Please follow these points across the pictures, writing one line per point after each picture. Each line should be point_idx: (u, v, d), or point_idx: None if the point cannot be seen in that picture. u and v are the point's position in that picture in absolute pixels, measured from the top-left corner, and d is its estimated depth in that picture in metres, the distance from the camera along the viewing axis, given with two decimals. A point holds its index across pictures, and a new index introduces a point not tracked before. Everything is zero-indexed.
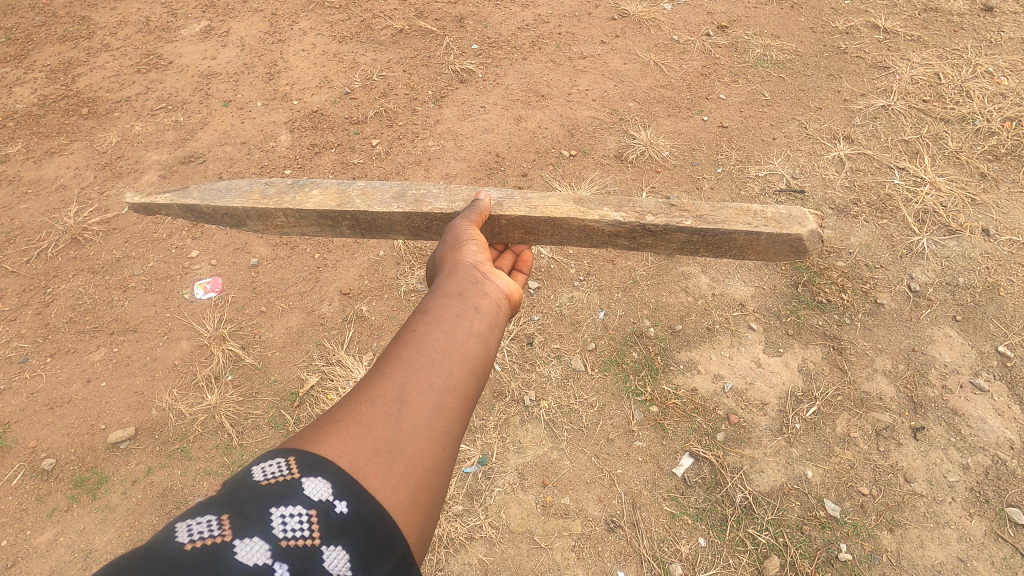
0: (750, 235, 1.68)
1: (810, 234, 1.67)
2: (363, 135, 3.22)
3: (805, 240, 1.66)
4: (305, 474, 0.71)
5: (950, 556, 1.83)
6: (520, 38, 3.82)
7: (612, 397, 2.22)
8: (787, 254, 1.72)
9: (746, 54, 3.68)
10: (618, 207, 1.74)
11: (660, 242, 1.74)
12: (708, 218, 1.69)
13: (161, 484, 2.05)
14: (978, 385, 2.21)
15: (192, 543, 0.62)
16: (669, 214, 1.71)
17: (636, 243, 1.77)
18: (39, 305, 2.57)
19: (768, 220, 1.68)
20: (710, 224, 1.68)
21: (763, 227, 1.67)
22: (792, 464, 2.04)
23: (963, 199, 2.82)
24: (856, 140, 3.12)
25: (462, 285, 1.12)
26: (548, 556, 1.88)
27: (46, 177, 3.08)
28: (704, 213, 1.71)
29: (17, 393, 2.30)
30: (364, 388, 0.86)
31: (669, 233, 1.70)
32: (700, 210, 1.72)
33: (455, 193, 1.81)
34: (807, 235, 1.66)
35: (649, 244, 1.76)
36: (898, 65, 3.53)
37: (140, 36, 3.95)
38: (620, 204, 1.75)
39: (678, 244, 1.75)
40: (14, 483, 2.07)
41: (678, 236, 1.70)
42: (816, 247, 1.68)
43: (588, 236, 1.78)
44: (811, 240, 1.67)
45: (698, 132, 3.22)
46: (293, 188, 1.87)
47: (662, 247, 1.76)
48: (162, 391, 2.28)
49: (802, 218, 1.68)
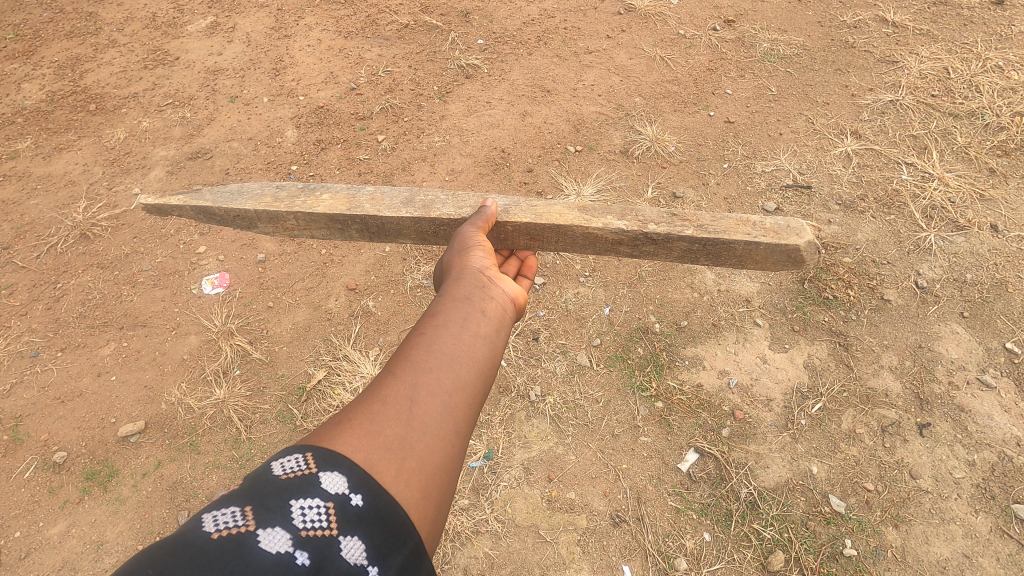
0: (750, 246, 1.67)
1: (807, 245, 1.67)
2: (369, 131, 3.23)
3: (809, 244, 1.66)
4: (322, 469, 0.72)
5: (955, 552, 1.84)
6: (525, 33, 3.80)
7: (617, 393, 2.23)
8: (786, 264, 1.73)
9: (753, 49, 3.66)
10: (622, 214, 1.74)
11: (662, 250, 1.74)
12: (708, 227, 1.69)
13: (170, 477, 2.08)
14: (984, 381, 2.20)
15: (218, 532, 0.63)
16: (671, 222, 1.70)
17: (638, 250, 1.77)
18: (49, 299, 2.59)
19: (767, 230, 1.68)
20: (710, 233, 1.68)
21: (763, 238, 1.67)
22: (798, 460, 2.05)
23: (972, 194, 2.80)
24: (864, 135, 3.11)
25: (469, 290, 1.12)
26: (553, 551, 1.89)
27: (55, 173, 3.11)
28: (705, 222, 1.71)
29: (29, 386, 2.32)
30: (375, 388, 0.87)
31: (671, 241, 1.71)
32: (701, 219, 1.72)
33: (463, 198, 1.81)
34: (804, 246, 1.66)
35: (651, 252, 1.76)
36: (906, 60, 3.50)
37: (146, 32, 3.96)
38: (623, 213, 1.74)
39: (679, 253, 1.75)
40: (26, 476, 2.09)
41: (679, 245, 1.71)
42: (813, 258, 1.69)
43: (591, 243, 1.78)
44: (808, 251, 1.67)
45: (704, 127, 3.21)
46: (304, 192, 1.88)
47: (663, 255, 1.76)
48: (172, 386, 2.30)
49: (800, 229, 1.68)
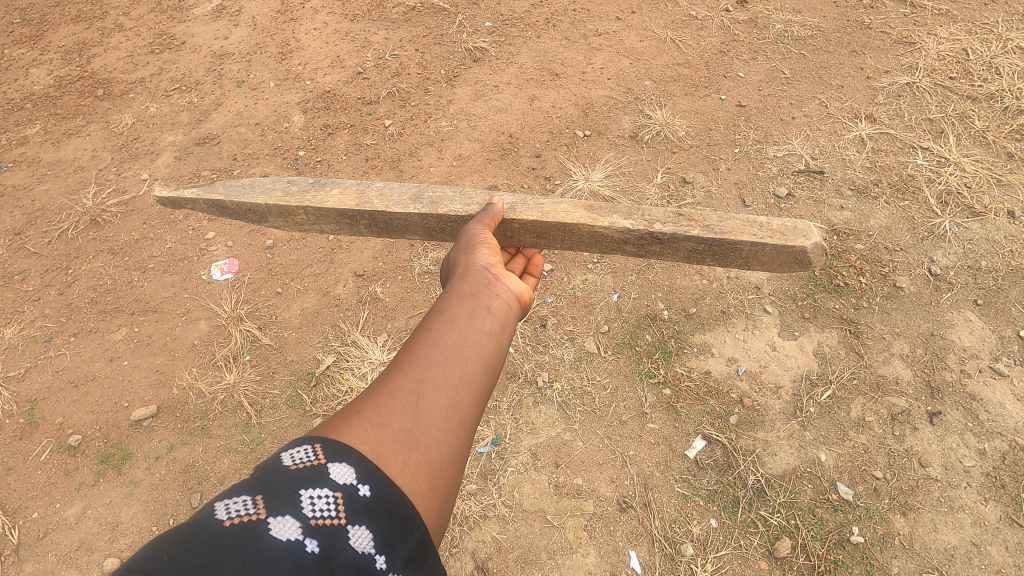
0: (756, 247, 1.65)
1: (815, 248, 1.65)
2: (376, 116, 3.20)
3: (814, 248, 1.64)
4: (331, 459, 0.73)
5: (963, 541, 1.83)
6: (533, 15, 3.74)
7: (624, 379, 2.23)
8: (792, 266, 1.71)
9: (766, 30, 3.58)
10: (629, 214, 1.72)
11: (668, 249, 1.72)
12: (715, 227, 1.66)
13: (183, 461, 2.11)
14: (997, 370, 2.17)
15: (230, 519, 0.64)
16: (677, 222, 1.68)
17: (645, 249, 1.75)
18: (61, 285, 2.62)
19: (774, 232, 1.65)
20: (716, 234, 1.65)
21: (769, 240, 1.64)
22: (805, 448, 2.04)
23: (988, 179, 2.75)
24: (879, 119, 3.04)
25: (476, 286, 1.12)
26: (560, 535, 1.90)
27: (64, 158, 3.11)
28: (712, 222, 1.68)
29: (43, 371, 2.36)
30: (383, 381, 0.87)
31: (677, 241, 1.68)
32: (707, 219, 1.69)
33: (471, 194, 1.79)
34: (811, 248, 1.64)
35: (657, 251, 1.74)
36: (924, 41, 3.41)
37: (152, 16, 3.94)
38: (630, 212, 1.72)
39: (685, 253, 1.73)
40: (43, 458, 2.13)
41: (685, 245, 1.69)
42: (820, 259, 1.67)
43: (597, 242, 1.76)
44: (814, 254, 1.65)
45: (715, 111, 3.15)
46: (314, 186, 1.87)
47: (670, 254, 1.74)
48: (182, 370, 2.33)
49: (808, 231, 1.66)
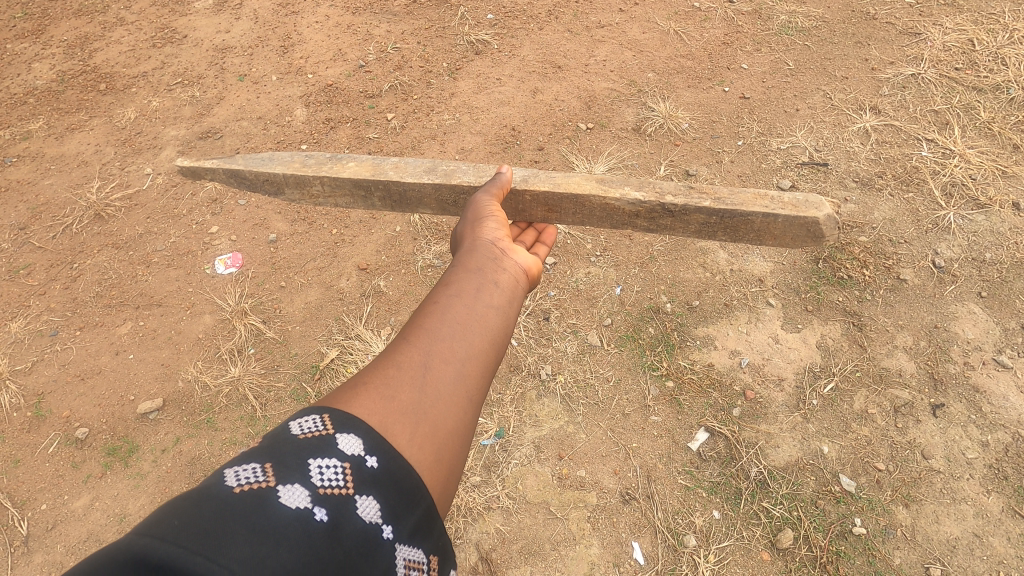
0: (768, 218, 1.65)
1: (828, 220, 1.65)
2: (378, 109, 3.20)
3: (823, 224, 1.64)
4: (339, 430, 0.73)
5: (965, 532, 1.84)
6: (536, 7, 3.72)
7: (628, 371, 2.23)
8: (804, 240, 1.70)
9: (770, 22, 3.55)
10: (640, 186, 1.71)
11: (679, 223, 1.72)
12: (726, 199, 1.66)
13: (189, 453, 2.13)
14: (1001, 362, 2.17)
15: (239, 487, 0.64)
16: (689, 194, 1.68)
17: (656, 224, 1.75)
18: (66, 279, 2.63)
19: (786, 203, 1.65)
20: (728, 205, 1.65)
21: (782, 211, 1.64)
22: (808, 440, 2.05)
23: (994, 171, 2.73)
24: (883, 111, 3.03)
25: (482, 261, 1.13)
26: (564, 527, 1.92)
27: (68, 153, 3.12)
28: (723, 195, 1.68)
29: (50, 364, 2.37)
30: (389, 355, 0.88)
31: (688, 214, 1.68)
32: (718, 193, 1.69)
33: (485, 168, 1.80)
34: (823, 220, 1.64)
35: (668, 225, 1.74)
36: (930, 32, 3.39)
37: (154, 10, 3.93)
38: (642, 184, 1.72)
39: (696, 226, 1.73)
40: (51, 451, 2.15)
41: (697, 217, 1.68)
42: (833, 233, 1.66)
43: (608, 215, 1.76)
44: (828, 225, 1.65)
45: (719, 103, 3.14)
46: (331, 159, 1.87)
47: (680, 229, 1.74)
48: (187, 364, 2.34)
49: (820, 203, 1.66)
